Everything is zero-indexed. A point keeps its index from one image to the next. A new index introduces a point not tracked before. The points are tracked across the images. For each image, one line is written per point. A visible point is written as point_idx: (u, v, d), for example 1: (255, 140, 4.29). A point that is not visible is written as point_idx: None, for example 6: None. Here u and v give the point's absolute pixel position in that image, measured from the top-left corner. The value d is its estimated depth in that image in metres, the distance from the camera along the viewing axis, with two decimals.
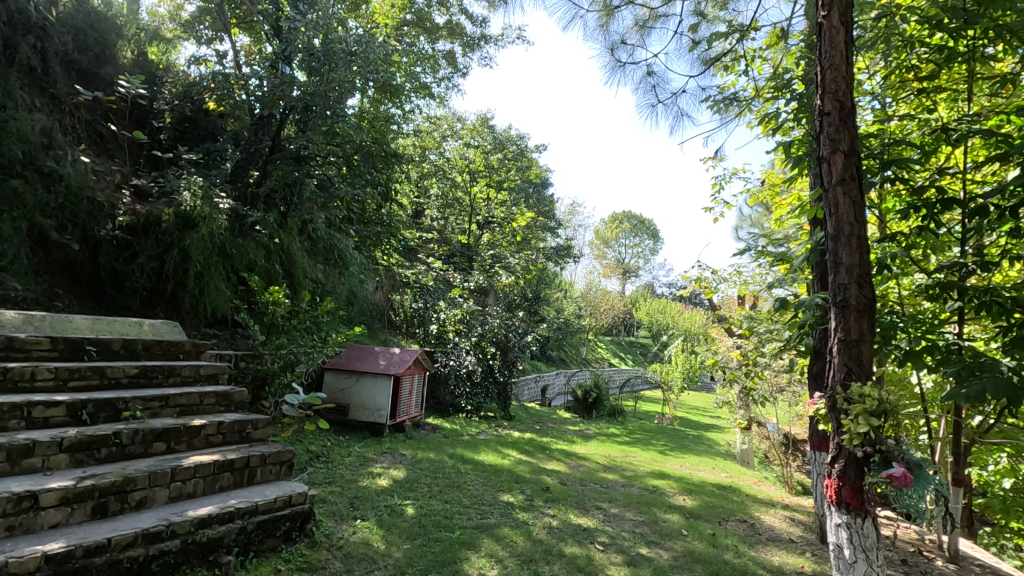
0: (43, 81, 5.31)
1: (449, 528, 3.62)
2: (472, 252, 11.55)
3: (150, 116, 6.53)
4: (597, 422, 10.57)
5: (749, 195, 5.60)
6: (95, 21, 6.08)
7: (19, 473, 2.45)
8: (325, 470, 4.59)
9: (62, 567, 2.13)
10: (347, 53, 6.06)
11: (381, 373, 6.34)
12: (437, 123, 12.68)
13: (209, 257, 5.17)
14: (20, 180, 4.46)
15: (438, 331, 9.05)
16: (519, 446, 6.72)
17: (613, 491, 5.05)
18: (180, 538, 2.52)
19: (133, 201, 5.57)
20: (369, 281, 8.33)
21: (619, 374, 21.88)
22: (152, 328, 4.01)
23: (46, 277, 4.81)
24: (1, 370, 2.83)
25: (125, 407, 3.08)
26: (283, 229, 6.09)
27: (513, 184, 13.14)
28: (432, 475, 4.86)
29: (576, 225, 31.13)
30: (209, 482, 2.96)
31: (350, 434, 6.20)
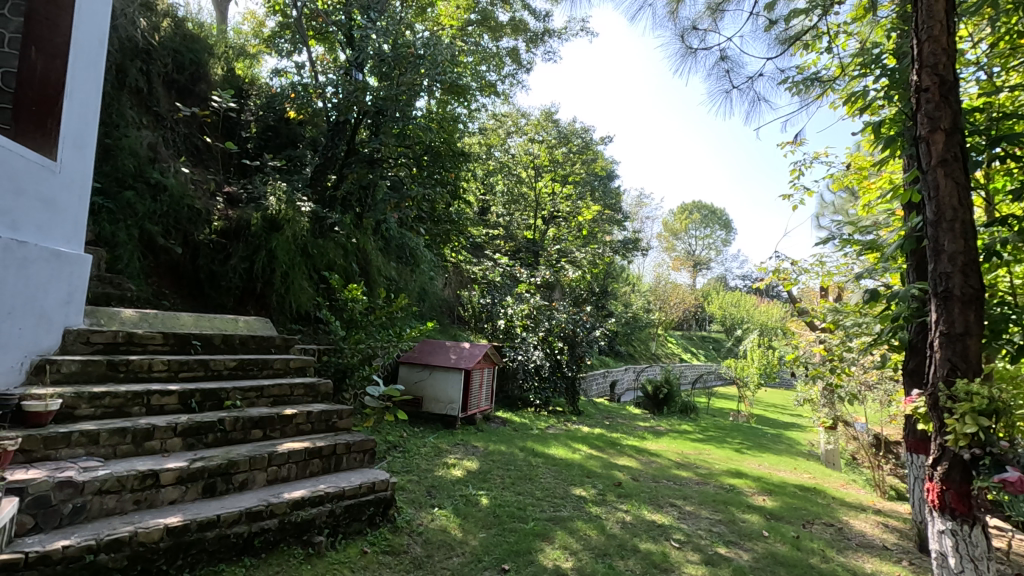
0: (149, 100, 5.90)
1: (523, 519, 3.68)
2: (538, 247, 11.59)
3: (238, 127, 7.06)
4: (669, 419, 10.33)
5: (832, 180, 5.29)
6: (190, 42, 6.64)
7: (141, 454, 2.74)
8: (402, 459, 4.79)
9: (181, 538, 2.37)
10: (416, 57, 6.26)
11: (453, 367, 6.51)
12: (502, 120, 12.86)
13: (294, 258, 5.51)
14: (132, 191, 4.96)
15: (506, 326, 9.21)
16: (589, 441, 6.70)
17: (687, 489, 4.94)
18: (278, 517, 2.74)
19: (225, 207, 6.04)
20: (439, 278, 8.56)
21: (690, 369, 21.19)
22: (247, 324, 4.31)
23: (155, 279, 5.31)
24: (124, 362, 3.17)
25: (226, 397, 3.36)
26: (359, 230, 6.38)
27: (579, 178, 13.02)
28: (504, 467, 4.95)
29: (644, 218, 30.47)
30: (301, 467, 3.18)
31: (424, 425, 6.42)
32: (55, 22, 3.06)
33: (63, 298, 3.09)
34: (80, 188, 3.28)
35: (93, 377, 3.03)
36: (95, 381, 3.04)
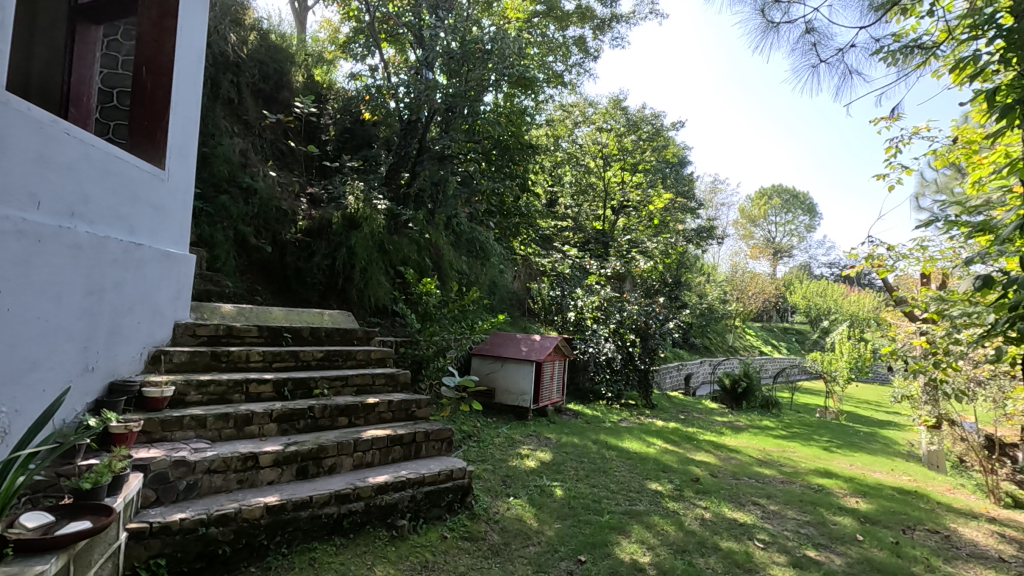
0: (239, 110, 6.37)
1: (598, 512, 3.66)
2: (608, 238, 11.41)
3: (318, 131, 7.46)
4: (748, 414, 9.88)
5: (936, 157, 4.83)
6: (274, 53, 7.10)
7: (242, 438, 2.97)
8: (477, 448, 4.90)
9: (279, 516, 2.56)
10: (484, 52, 6.32)
11: (524, 359, 6.57)
12: (569, 111, 12.73)
13: (372, 254, 5.75)
14: (227, 195, 5.39)
15: (576, 318, 9.14)
16: (663, 436, 6.54)
17: (771, 487, 4.72)
18: (364, 500, 2.89)
19: (308, 207, 6.40)
20: (509, 271, 8.63)
21: (771, 363, 20.15)
22: (331, 318, 4.56)
23: (249, 276, 5.73)
24: (225, 353, 3.45)
25: (314, 385, 3.57)
26: (431, 225, 6.57)
27: (649, 166, 12.66)
28: (578, 459, 4.94)
29: (719, 204, 29.17)
30: (384, 453, 3.32)
31: (497, 416, 6.53)
32: (162, 43, 3.32)
33: (172, 295, 3.42)
34: (184, 195, 3.59)
35: (199, 366, 3.32)
36: (202, 370, 3.34)
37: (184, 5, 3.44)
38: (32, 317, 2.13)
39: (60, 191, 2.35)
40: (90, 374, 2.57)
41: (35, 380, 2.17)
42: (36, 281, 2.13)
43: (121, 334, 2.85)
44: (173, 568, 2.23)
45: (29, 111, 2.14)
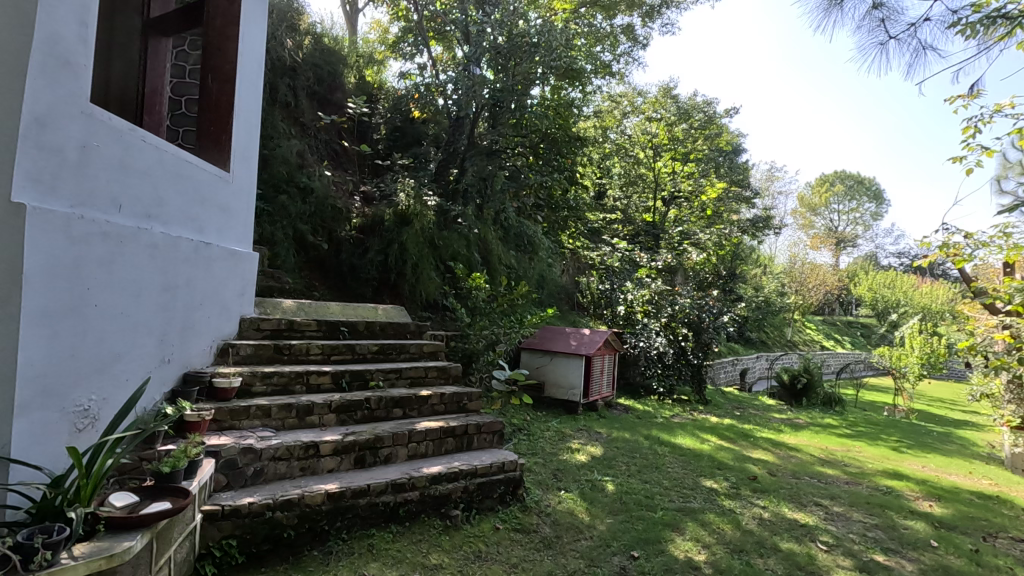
0: (296, 112, 6.63)
1: (651, 508, 3.61)
2: (658, 229, 11.18)
3: (370, 130, 7.66)
4: (809, 412, 9.46)
5: (1021, 136, 4.45)
6: (327, 56, 7.34)
7: (304, 427, 3.11)
8: (527, 442, 4.93)
9: (339, 503, 2.66)
10: (531, 45, 6.31)
11: (573, 353, 6.55)
12: (618, 101, 12.51)
13: (422, 249, 5.86)
14: (286, 195, 5.63)
15: (626, 312, 8.99)
16: (718, 432, 6.37)
17: (834, 488, 4.52)
18: (418, 490, 2.96)
19: (362, 205, 6.59)
20: (557, 265, 8.59)
21: (833, 358, 19.21)
22: (385, 312, 4.68)
23: (307, 273, 5.97)
24: (287, 346, 3.60)
25: (370, 377, 3.68)
26: (480, 221, 6.63)
27: (701, 155, 12.27)
28: (629, 454, 4.88)
29: (776, 193, 27.97)
30: (437, 444, 3.39)
31: (547, 410, 6.53)
32: (225, 51, 3.47)
33: (238, 291, 3.60)
34: (247, 196, 3.78)
35: (263, 359, 3.49)
36: (266, 362, 3.51)
37: (244, 14, 3.59)
38: (115, 312, 2.29)
39: (138, 194, 2.51)
40: (166, 366, 2.75)
41: (119, 371, 2.33)
42: (118, 279, 2.29)
43: (193, 328, 3.03)
44: (243, 549, 2.37)
45: (110, 120, 2.29)
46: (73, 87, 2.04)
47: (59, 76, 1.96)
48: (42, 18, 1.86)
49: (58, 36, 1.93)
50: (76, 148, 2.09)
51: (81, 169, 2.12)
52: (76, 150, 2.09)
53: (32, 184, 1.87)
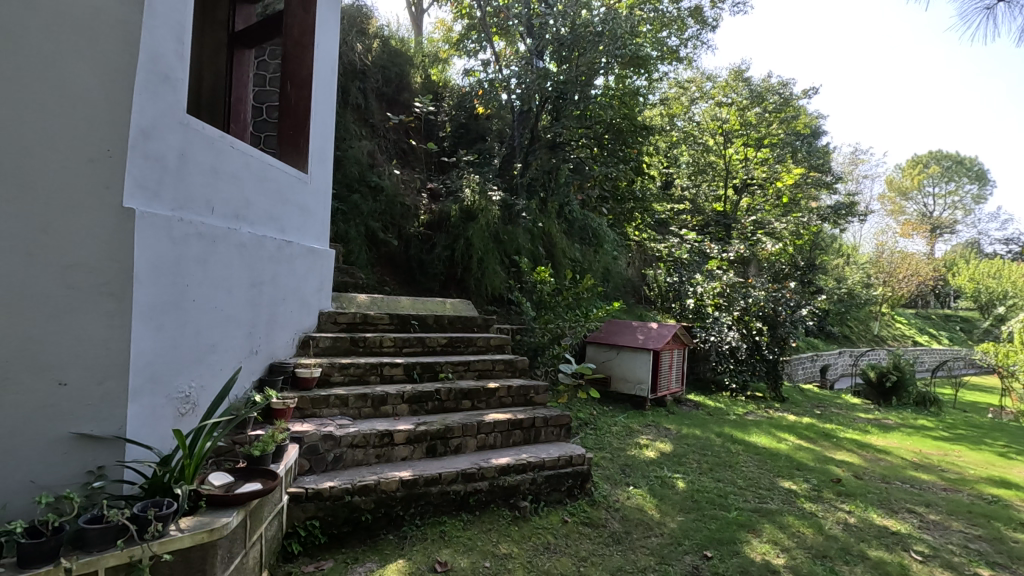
0: (367, 114, 6.90)
1: (725, 508, 3.49)
2: (730, 219, 10.72)
3: (436, 128, 7.85)
4: (900, 412, 8.78)
5: None
6: (395, 57, 7.58)
7: (379, 416, 3.24)
8: (594, 436, 4.90)
9: (413, 490, 2.76)
10: (595, 34, 6.20)
11: (640, 347, 6.43)
12: (685, 87, 12.09)
13: (488, 244, 5.93)
14: (358, 194, 5.89)
15: (695, 305, 8.66)
16: (797, 431, 6.05)
17: (930, 495, 4.18)
18: (488, 480, 3.02)
19: (429, 201, 6.76)
20: (623, 257, 8.44)
21: (927, 355, 17.71)
22: (453, 307, 4.78)
23: (379, 269, 6.20)
24: (361, 338, 3.77)
25: (440, 369, 3.78)
26: (544, 214, 6.63)
27: (777, 139, 11.62)
28: (700, 452, 4.74)
29: (860, 177, 26.04)
30: (505, 436, 3.44)
31: (613, 405, 6.45)
32: (302, 58, 3.65)
33: (317, 286, 3.81)
34: (323, 195, 3.97)
35: (341, 350, 3.67)
36: (343, 354, 3.69)
37: (319, 22, 3.76)
38: (210, 307, 2.48)
39: (228, 197, 2.71)
40: (255, 357, 2.95)
41: (213, 361, 2.53)
42: (213, 276, 2.48)
43: (277, 321, 3.23)
44: (325, 530, 2.51)
45: (204, 129, 2.48)
46: (172, 100, 2.22)
47: (159, 90, 2.13)
48: (145, 39, 2.03)
49: (158, 54, 2.10)
50: (176, 156, 2.28)
51: (180, 175, 2.30)
52: (176, 158, 2.27)
53: (140, 190, 2.05)
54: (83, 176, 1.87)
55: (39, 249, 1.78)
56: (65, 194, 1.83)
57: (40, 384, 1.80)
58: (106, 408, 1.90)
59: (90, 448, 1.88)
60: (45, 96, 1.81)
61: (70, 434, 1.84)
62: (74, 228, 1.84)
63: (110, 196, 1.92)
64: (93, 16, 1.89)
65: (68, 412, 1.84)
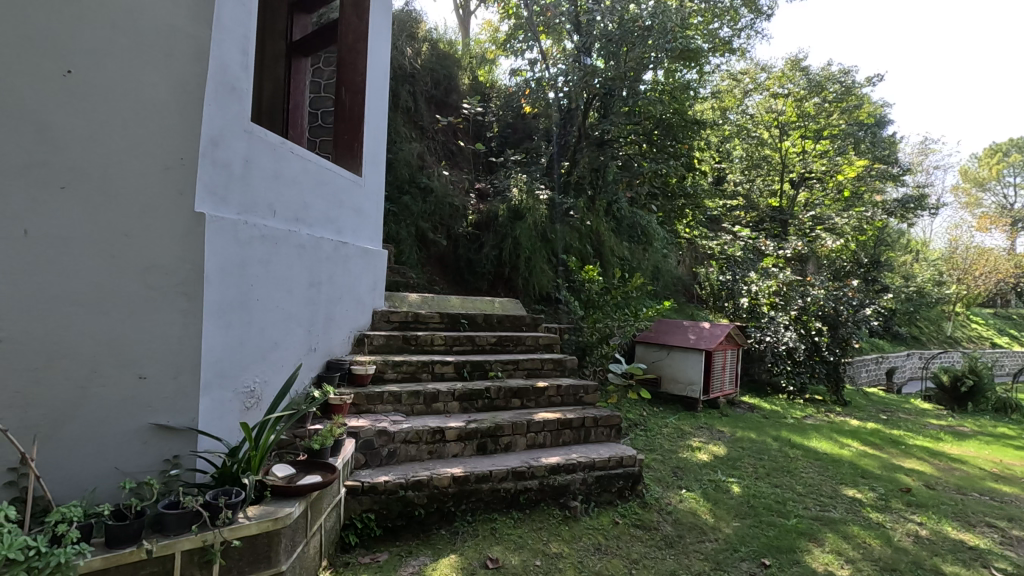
0: (416, 117, 7.05)
1: (783, 515, 3.36)
2: (786, 214, 10.30)
3: (483, 128, 7.93)
4: (976, 419, 8.19)
5: None
6: (443, 60, 7.71)
7: (431, 413, 3.31)
8: (644, 437, 4.83)
9: (464, 487, 2.80)
10: (644, 29, 6.14)
11: (692, 347, 6.28)
12: (738, 79, 11.69)
13: (535, 243, 5.93)
14: (409, 196, 6.04)
15: (749, 304, 8.36)
16: (860, 437, 5.75)
17: (1013, 508, 3.88)
18: (538, 478, 3.03)
19: (477, 202, 6.83)
20: (672, 255, 8.27)
21: (1007, 358, 16.44)
22: (501, 305, 4.82)
23: (429, 268, 6.33)
24: (413, 336, 3.85)
25: (489, 368, 3.82)
26: (592, 212, 6.58)
27: (838, 130, 11.06)
28: (756, 456, 4.58)
29: (931, 168, 24.44)
30: (555, 435, 3.43)
31: (664, 406, 6.33)
32: (356, 64, 3.76)
33: (371, 285, 3.92)
34: (376, 197, 4.08)
35: (393, 348, 3.77)
36: (396, 352, 3.79)
37: (372, 29, 3.86)
38: (273, 306, 2.60)
39: (288, 201, 2.82)
40: (313, 354, 3.06)
41: (275, 357, 2.64)
42: (275, 276, 2.60)
43: (334, 319, 3.35)
44: (380, 523, 2.58)
45: (267, 136, 2.59)
46: (238, 109, 2.33)
47: (226, 100, 2.24)
48: (214, 52, 2.14)
49: (225, 66, 2.21)
50: (241, 163, 2.39)
51: (245, 180, 2.42)
52: (241, 164, 2.39)
53: (209, 196, 2.17)
54: (160, 183, 2.00)
55: (121, 253, 1.92)
56: (143, 200, 1.96)
57: (123, 377, 1.93)
58: (181, 401, 2.03)
59: (167, 439, 2.01)
60: (128, 110, 1.94)
61: (149, 425, 1.98)
62: (153, 233, 1.98)
63: (183, 202, 2.04)
64: (169, 34, 2.02)
65: (147, 404, 1.97)
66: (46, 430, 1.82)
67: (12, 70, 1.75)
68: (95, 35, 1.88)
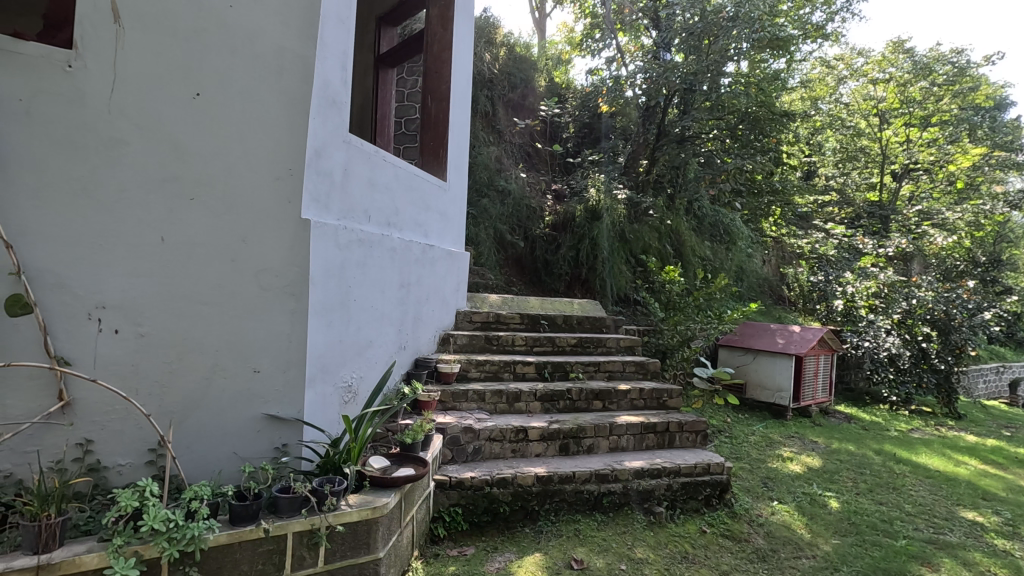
0: (494, 121, 7.22)
1: (891, 535, 3.11)
2: (887, 210, 9.53)
3: (559, 129, 7.96)
4: None
5: None
6: (520, 63, 7.83)
7: (513, 412, 3.37)
8: (730, 445, 4.64)
9: (547, 486, 2.82)
10: (728, 20, 5.86)
11: (781, 352, 5.95)
12: (832, 66, 10.94)
13: (613, 244, 5.86)
14: (488, 198, 6.20)
15: (844, 307, 7.77)
16: (979, 455, 5.19)
17: None
18: (622, 482, 3.00)
19: (554, 202, 6.85)
20: (758, 255, 7.89)
21: None
22: (581, 306, 4.81)
23: (507, 270, 6.44)
24: (495, 336, 3.94)
25: (570, 369, 3.83)
26: (671, 212, 6.42)
27: (950, 116, 9.88)
28: (857, 470, 4.27)
29: None
30: (638, 439, 3.38)
31: (749, 412, 6.05)
32: (441, 73, 3.89)
33: (454, 287, 4.05)
34: (459, 202, 4.20)
35: (476, 348, 3.88)
36: (478, 351, 3.90)
37: (456, 38, 3.97)
38: (368, 305, 2.75)
39: (382, 206, 2.98)
40: (403, 352, 3.21)
41: (370, 355, 2.79)
42: (370, 277, 2.74)
43: (422, 320, 3.49)
44: (467, 517, 2.66)
45: (363, 146, 2.75)
46: (338, 121, 2.49)
47: (328, 114, 2.40)
48: (318, 70, 2.30)
49: (328, 82, 2.37)
50: (340, 171, 2.55)
51: (344, 188, 2.58)
52: (341, 173, 2.55)
53: (313, 204, 2.33)
54: (272, 192, 2.17)
55: (241, 258, 2.11)
56: (259, 209, 2.14)
57: (240, 371, 2.12)
58: (290, 393, 2.20)
59: (278, 428, 2.18)
60: (246, 127, 2.12)
61: (262, 415, 2.16)
62: (267, 237, 2.16)
63: (292, 209, 2.20)
64: (280, 54, 2.19)
65: (262, 396, 2.15)
66: (178, 416, 2.03)
67: (152, 96, 1.97)
68: (219, 60, 2.07)
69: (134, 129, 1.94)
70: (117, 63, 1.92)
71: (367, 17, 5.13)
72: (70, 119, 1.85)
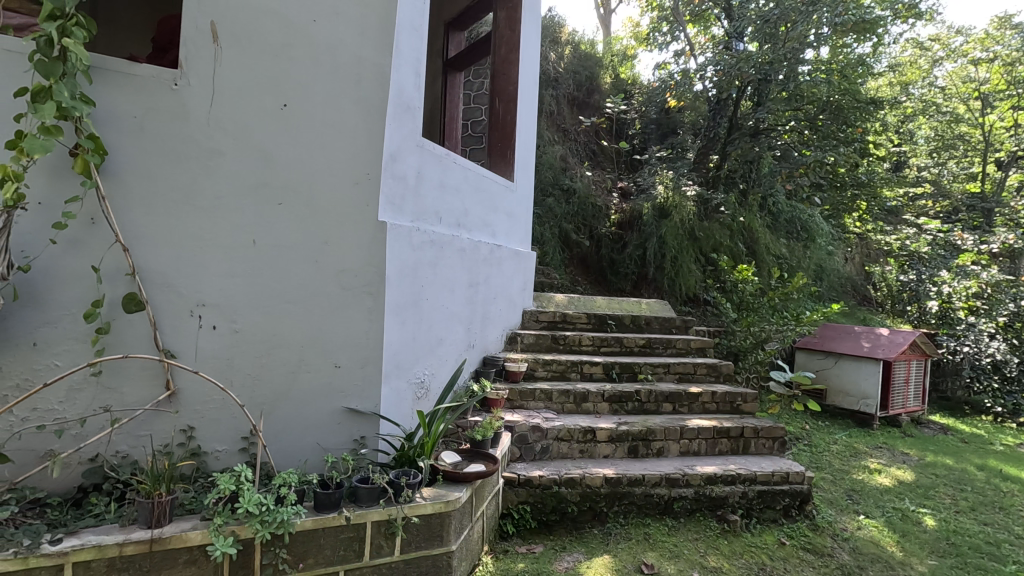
0: (558, 120, 7.23)
1: (997, 559, 2.84)
2: (990, 202, 8.69)
3: (625, 126, 7.84)
4: None
5: None
6: (585, 61, 7.80)
7: (581, 412, 3.35)
8: (809, 453, 4.40)
9: (616, 488, 2.79)
10: (806, 4, 5.50)
11: (867, 356, 5.56)
12: (925, 47, 10.10)
13: (682, 242, 5.70)
14: (553, 198, 6.23)
15: (940, 308, 7.16)
16: None
17: None
18: (693, 487, 2.92)
19: (620, 200, 6.75)
20: (839, 253, 7.44)
21: None
22: (649, 306, 4.70)
23: (572, 269, 6.44)
24: (561, 336, 3.94)
25: (639, 370, 3.76)
26: (744, 208, 6.15)
27: None
28: (956, 486, 3.92)
29: None
30: (710, 444, 3.27)
31: (830, 420, 5.71)
32: (508, 73, 3.93)
33: (521, 287, 4.08)
34: (525, 202, 4.23)
35: (543, 347, 3.90)
36: (545, 351, 3.91)
37: (524, 38, 3.99)
38: (440, 304, 2.82)
39: (452, 207, 3.05)
40: (472, 350, 3.27)
41: (442, 352, 2.87)
42: (441, 277, 2.82)
43: (490, 318, 3.54)
44: (535, 515, 2.68)
45: (435, 149, 2.83)
46: (412, 126, 2.57)
47: (403, 119, 2.49)
48: (394, 77, 2.39)
49: (402, 89, 2.46)
50: (414, 175, 2.63)
51: (417, 190, 2.66)
52: (414, 176, 2.63)
53: (389, 206, 2.42)
54: (352, 196, 2.28)
55: (323, 258, 2.23)
56: (339, 212, 2.25)
57: (322, 365, 2.23)
58: (368, 387, 2.30)
59: (357, 421, 2.29)
60: (328, 135, 2.24)
61: (343, 408, 2.27)
62: (347, 238, 2.26)
63: (370, 212, 2.30)
64: (358, 64, 2.30)
65: (342, 389, 2.27)
66: (268, 407, 2.17)
67: (245, 108, 2.11)
68: (304, 72, 2.20)
69: (229, 139, 2.09)
70: (215, 80, 2.08)
71: (436, 23, 5.26)
72: (175, 133, 2.02)
